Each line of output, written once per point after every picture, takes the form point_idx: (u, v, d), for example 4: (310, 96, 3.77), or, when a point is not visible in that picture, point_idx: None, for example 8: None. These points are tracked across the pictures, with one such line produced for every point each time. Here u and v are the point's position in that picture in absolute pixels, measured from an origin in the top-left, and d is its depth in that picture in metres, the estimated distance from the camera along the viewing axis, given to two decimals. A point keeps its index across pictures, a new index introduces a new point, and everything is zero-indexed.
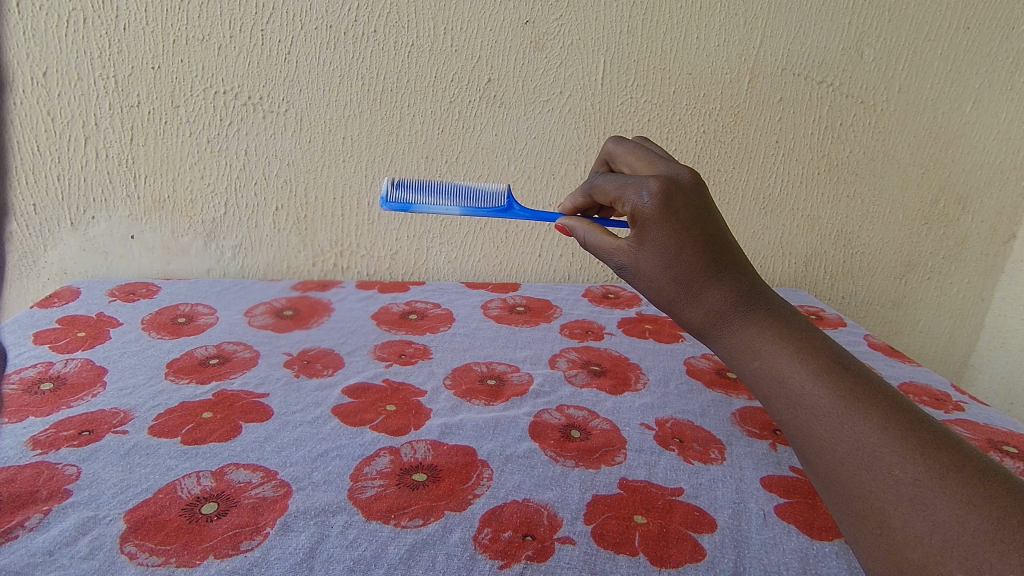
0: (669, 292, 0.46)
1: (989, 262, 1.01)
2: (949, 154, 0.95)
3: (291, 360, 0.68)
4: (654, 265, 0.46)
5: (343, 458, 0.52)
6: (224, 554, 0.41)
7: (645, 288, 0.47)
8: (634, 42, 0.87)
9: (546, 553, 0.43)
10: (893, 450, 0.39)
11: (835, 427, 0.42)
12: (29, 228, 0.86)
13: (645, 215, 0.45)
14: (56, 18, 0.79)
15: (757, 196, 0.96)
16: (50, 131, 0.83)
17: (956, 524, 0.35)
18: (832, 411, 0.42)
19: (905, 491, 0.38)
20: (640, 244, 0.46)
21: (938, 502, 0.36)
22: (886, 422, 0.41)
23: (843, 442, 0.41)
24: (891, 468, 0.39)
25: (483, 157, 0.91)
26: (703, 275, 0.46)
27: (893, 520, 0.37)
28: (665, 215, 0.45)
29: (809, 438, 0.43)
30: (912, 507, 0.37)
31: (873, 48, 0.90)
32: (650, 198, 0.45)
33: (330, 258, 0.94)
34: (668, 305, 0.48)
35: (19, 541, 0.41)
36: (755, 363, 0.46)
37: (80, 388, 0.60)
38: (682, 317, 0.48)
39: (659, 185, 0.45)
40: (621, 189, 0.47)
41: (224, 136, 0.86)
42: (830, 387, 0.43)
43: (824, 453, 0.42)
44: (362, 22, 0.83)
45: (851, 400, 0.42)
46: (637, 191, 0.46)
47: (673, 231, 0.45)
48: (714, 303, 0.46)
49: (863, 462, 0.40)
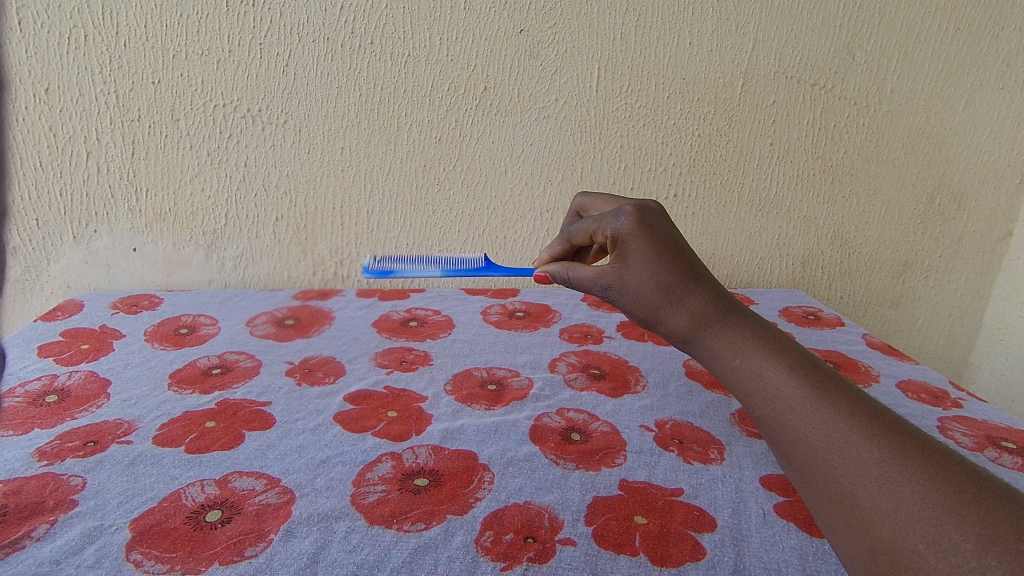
0: (653, 299, 0.50)
1: (986, 260, 1.02)
2: (943, 153, 0.96)
3: (293, 368, 0.68)
4: (638, 277, 0.50)
5: (345, 464, 0.52)
6: (229, 560, 0.42)
7: (631, 304, 0.51)
8: (627, 48, 0.88)
9: (548, 554, 0.43)
10: (861, 435, 0.40)
11: (808, 416, 0.43)
12: (32, 243, 0.87)
13: (625, 234, 0.50)
14: (57, 35, 0.80)
15: (753, 198, 0.96)
16: (52, 147, 0.84)
17: (917, 500, 0.36)
18: (805, 401, 0.43)
19: (872, 472, 0.38)
20: (623, 261, 0.50)
21: (901, 480, 0.37)
22: (856, 411, 0.42)
23: (815, 430, 0.42)
24: (859, 451, 0.39)
25: (480, 164, 0.91)
26: (682, 280, 0.50)
27: (862, 501, 0.38)
28: (642, 230, 0.50)
29: (784, 428, 0.44)
30: (878, 486, 0.38)
31: (864, 50, 0.91)
32: (627, 218, 0.50)
33: (330, 267, 0.94)
34: (654, 317, 0.51)
35: (26, 551, 0.42)
36: (737, 359, 0.47)
37: (84, 399, 0.61)
38: (667, 324, 0.50)
39: (632, 208, 0.51)
40: (598, 220, 0.52)
41: (224, 148, 0.87)
42: (805, 380, 0.44)
43: (798, 442, 0.42)
44: (358, 33, 0.84)
45: (823, 392, 0.43)
46: (614, 216, 0.51)
47: (652, 244, 0.50)
48: (695, 305, 0.49)
49: (835, 447, 0.40)
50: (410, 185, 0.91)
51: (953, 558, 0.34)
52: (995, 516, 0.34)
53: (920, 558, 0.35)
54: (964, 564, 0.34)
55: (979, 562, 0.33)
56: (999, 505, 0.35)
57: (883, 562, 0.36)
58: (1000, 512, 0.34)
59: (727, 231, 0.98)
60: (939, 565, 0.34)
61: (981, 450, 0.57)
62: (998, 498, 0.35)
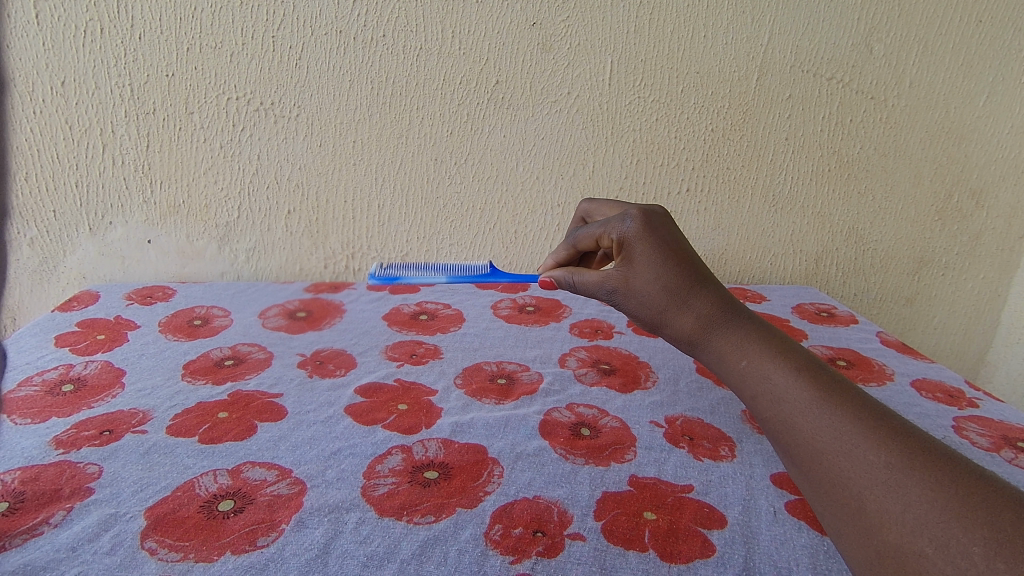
0: (658, 302, 0.50)
1: (1004, 258, 1.00)
2: (962, 148, 0.95)
3: (304, 360, 0.69)
4: (643, 280, 0.50)
5: (355, 456, 0.52)
6: (242, 550, 0.42)
7: (637, 307, 0.51)
8: (641, 42, 0.87)
9: (557, 549, 0.43)
10: (868, 437, 0.40)
11: (814, 418, 0.42)
12: (49, 234, 0.88)
13: (631, 237, 0.50)
14: (73, 28, 0.80)
15: (767, 194, 0.96)
16: (68, 139, 0.85)
17: (925, 503, 0.36)
18: (811, 403, 0.43)
19: (879, 474, 0.38)
20: (629, 264, 0.50)
21: (909, 483, 0.37)
22: (864, 414, 0.41)
23: (822, 433, 0.42)
24: (866, 454, 0.39)
25: (492, 158, 0.91)
26: (688, 283, 0.50)
27: (869, 504, 0.38)
28: (648, 233, 0.50)
29: (791, 430, 0.43)
30: (886, 489, 0.38)
31: (883, 44, 0.90)
32: (633, 222, 0.51)
33: (342, 260, 0.95)
34: (659, 320, 0.50)
35: (44, 537, 0.43)
36: (743, 362, 0.47)
37: (100, 389, 0.61)
38: (673, 327, 0.50)
39: (638, 212, 0.51)
40: (604, 225, 0.53)
41: (237, 141, 0.87)
42: (812, 384, 0.44)
43: (805, 444, 0.42)
44: (370, 27, 0.84)
45: (830, 394, 0.43)
46: (619, 220, 0.52)
47: (657, 246, 0.50)
48: (701, 308, 0.49)
49: (842, 450, 0.40)
50: (422, 179, 0.92)
51: (961, 561, 0.34)
52: (1003, 520, 0.34)
53: (927, 561, 0.35)
54: (972, 567, 0.33)
55: (987, 565, 0.33)
56: (1007, 508, 0.34)
57: (891, 564, 0.36)
58: (1007, 515, 0.34)
59: (740, 226, 0.97)
60: (947, 568, 0.34)
61: (996, 450, 0.57)
62: (1008, 501, 0.35)
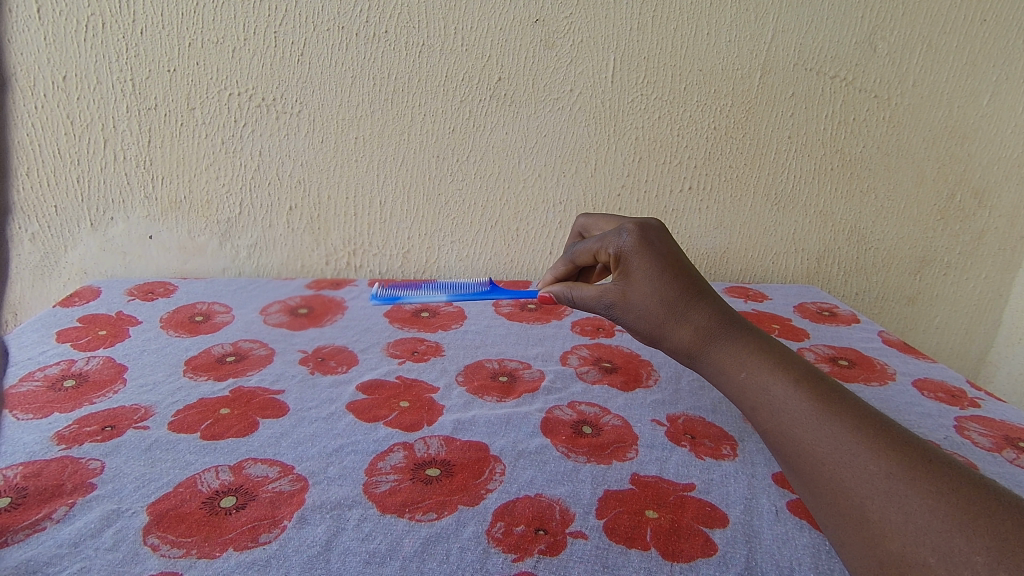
0: (657, 315, 0.50)
1: (1006, 258, 1.00)
2: (965, 148, 0.95)
3: (306, 357, 0.69)
4: (641, 293, 0.50)
5: (357, 453, 0.52)
6: (243, 546, 0.42)
7: (635, 320, 0.51)
8: (644, 39, 0.87)
9: (559, 547, 0.43)
10: (869, 447, 0.40)
11: (814, 428, 0.42)
12: (51, 229, 0.88)
13: (628, 251, 0.52)
14: (75, 23, 0.80)
15: (769, 192, 0.95)
16: (70, 134, 0.84)
17: (927, 513, 0.36)
18: (810, 414, 0.43)
19: (880, 484, 0.38)
20: (626, 278, 0.51)
21: (910, 493, 0.37)
22: (863, 423, 0.41)
23: (822, 442, 0.41)
24: (867, 464, 0.39)
25: (494, 155, 0.91)
26: (686, 295, 0.50)
27: (872, 513, 0.38)
28: (644, 247, 0.51)
29: (790, 439, 0.43)
30: (887, 499, 0.38)
31: (887, 42, 0.89)
32: (629, 236, 0.52)
33: (343, 256, 0.95)
34: (659, 333, 0.51)
35: (47, 532, 0.43)
36: (743, 373, 0.47)
37: (102, 384, 0.61)
38: (671, 340, 0.50)
39: (634, 226, 0.52)
40: (602, 238, 0.54)
41: (239, 137, 0.87)
42: (812, 392, 0.44)
43: (806, 454, 0.42)
44: (373, 22, 0.84)
45: (829, 404, 0.43)
46: (616, 234, 0.53)
47: (654, 260, 0.51)
48: (700, 321, 0.50)
49: (842, 460, 0.40)
50: (424, 176, 0.91)
51: (964, 569, 0.34)
52: (1005, 528, 0.34)
53: (930, 570, 0.35)
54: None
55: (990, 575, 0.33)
56: (1010, 517, 0.34)
57: (893, 571, 0.36)
58: (1009, 524, 0.34)
59: (742, 225, 0.97)
60: None
61: (999, 451, 0.57)
62: (1009, 509, 0.35)
